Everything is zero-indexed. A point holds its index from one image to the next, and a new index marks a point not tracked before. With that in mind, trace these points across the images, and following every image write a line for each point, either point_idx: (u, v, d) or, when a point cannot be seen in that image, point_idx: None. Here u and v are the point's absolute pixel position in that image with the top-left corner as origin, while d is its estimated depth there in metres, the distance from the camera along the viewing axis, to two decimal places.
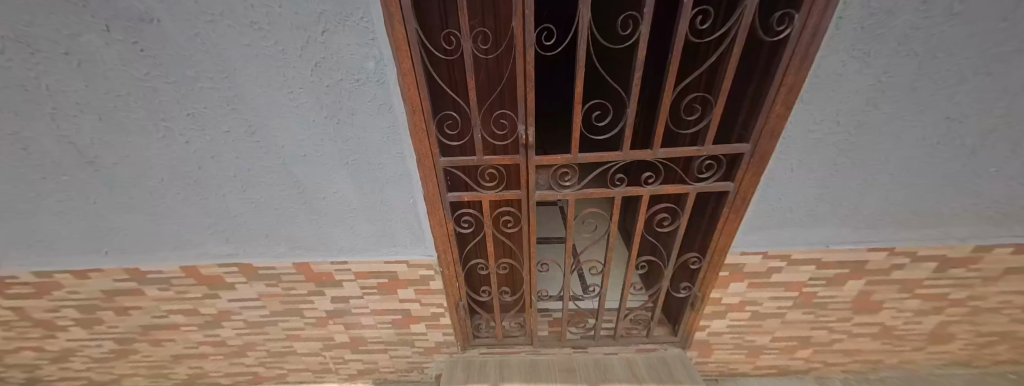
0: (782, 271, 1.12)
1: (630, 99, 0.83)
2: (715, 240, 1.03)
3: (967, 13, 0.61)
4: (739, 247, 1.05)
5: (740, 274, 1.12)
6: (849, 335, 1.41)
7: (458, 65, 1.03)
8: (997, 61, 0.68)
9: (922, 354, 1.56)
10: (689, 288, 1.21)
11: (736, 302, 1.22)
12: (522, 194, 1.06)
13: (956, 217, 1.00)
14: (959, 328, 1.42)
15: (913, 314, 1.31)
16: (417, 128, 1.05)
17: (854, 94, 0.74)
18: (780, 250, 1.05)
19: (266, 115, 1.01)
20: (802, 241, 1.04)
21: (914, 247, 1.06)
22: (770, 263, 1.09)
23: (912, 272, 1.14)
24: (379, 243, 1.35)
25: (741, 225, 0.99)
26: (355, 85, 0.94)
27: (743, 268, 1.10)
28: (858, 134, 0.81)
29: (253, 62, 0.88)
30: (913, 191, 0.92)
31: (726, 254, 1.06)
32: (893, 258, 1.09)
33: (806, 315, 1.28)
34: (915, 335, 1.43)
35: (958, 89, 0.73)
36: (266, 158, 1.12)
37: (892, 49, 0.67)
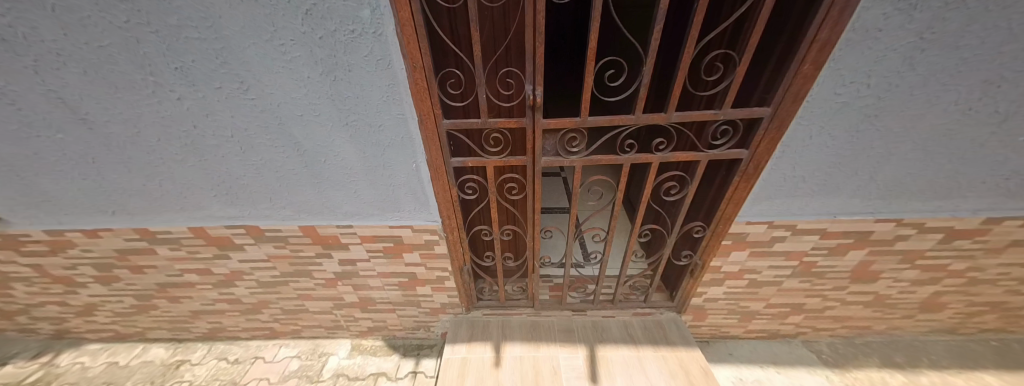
0: (785, 241, 1.12)
1: (649, 56, 0.79)
2: (721, 210, 1.03)
3: None
4: (744, 217, 1.04)
5: (742, 243, 1.13)
6: (842, 303, 1.45)
7: (460, 15, 0.97)
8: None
9: (911, 321, 1.61)
10: (690, 256, 1.23)
11: (736, 270, 1.24)
12: (528, 160, 1.04)
13: (972, 188, 0.98)
14: (952, 297, 1.45)
15: (909, 284, 1.33)
16: (419, 86, 1.00)
17: (891, 53, 0.70)
18: (786, 219, 1.05)
19: (259, 69, 0.98)
20: (809, 211, 1.03)
21: (922, 219, 1.05)
22: (774, 232, 1.09)
23: (916, 243, 1.14)
24: (383, 208, 1.35)
25: (749, 194, 0.98)
26: (349, 38, 0.90)
27: (747, 237, 1.11)
28: (887, 97, 0.77)
29: (238, 8, 0.85)
30: (931, 161, 0.89)
31: (731, 223, 1.06)
32: (899, 229, 1.08)
33: (804, 283, 1.31)
34: (907, 303, 1.47)
35: (1004, 49, 0.68)
36: (263, 117, 1.10)
37: (941, 2, 0.62)
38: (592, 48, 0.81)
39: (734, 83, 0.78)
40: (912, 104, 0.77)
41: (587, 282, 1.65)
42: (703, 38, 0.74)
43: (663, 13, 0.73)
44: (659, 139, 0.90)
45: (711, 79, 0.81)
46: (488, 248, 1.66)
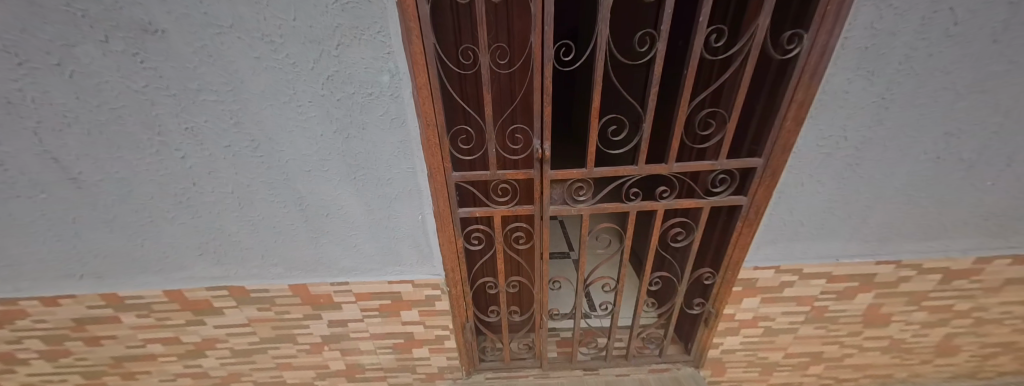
0: (794, 285, 1.12)
1: (647, 114, 0.86)
2: (729, 255, 1.03)
3: (959, 36, 0.69)
4: (752, 262, 1.04)
5: (753, 289, 1.12)
6: (859, 350, 1.41)
7: (471, 78, 1.06)
8: (989, 79, 0.74)
9: (929, 368, 1.57)
10: (702, 304, 1.20)
11: (749, 318, 1.22)
12: (535, 209, 1.05)
13: (958, 229, 1.03)
14: (964, 339, 1.44)
15: (920, 326, 1.33)
16: (431, 141, 1.05)
17: (859, 110, 0.79)
18: (792, 264, 1.06)
19: (273, 127, 1.02)
20: (812, 255, 1.05)
21: (919, 259, 1.09)
22: (782, 277, 1.09)
23: (919, 284, 1.17)
24: (383, 262, 1.30)
25: (753, 239, 0.99)
26: (366, 99, 0.97)
27: (757, 282, 1.10)
28: (864, 149, 0.83)
29: (263, 73, 0.92)
30: (918, 205, 0.95)
31: (739, 269, 1.05)
32: (900, 271, 1.11)
33: (818, 330, 1.29)
34: (922, 347, 1.45)
35: (955, 106, 0.78)
36: (269, 172, 1.11)
37: (893, 68, 0.74)
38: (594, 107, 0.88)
39: (725, 137, 0.84)
40: (890, 154, 0.84)
41: (597, 336, 1.58)
42: (694, 98, 0.83)
43: (657, 78, 0.82)
44: (662, 188, 0.93)
45: (705, 134, 0.87)
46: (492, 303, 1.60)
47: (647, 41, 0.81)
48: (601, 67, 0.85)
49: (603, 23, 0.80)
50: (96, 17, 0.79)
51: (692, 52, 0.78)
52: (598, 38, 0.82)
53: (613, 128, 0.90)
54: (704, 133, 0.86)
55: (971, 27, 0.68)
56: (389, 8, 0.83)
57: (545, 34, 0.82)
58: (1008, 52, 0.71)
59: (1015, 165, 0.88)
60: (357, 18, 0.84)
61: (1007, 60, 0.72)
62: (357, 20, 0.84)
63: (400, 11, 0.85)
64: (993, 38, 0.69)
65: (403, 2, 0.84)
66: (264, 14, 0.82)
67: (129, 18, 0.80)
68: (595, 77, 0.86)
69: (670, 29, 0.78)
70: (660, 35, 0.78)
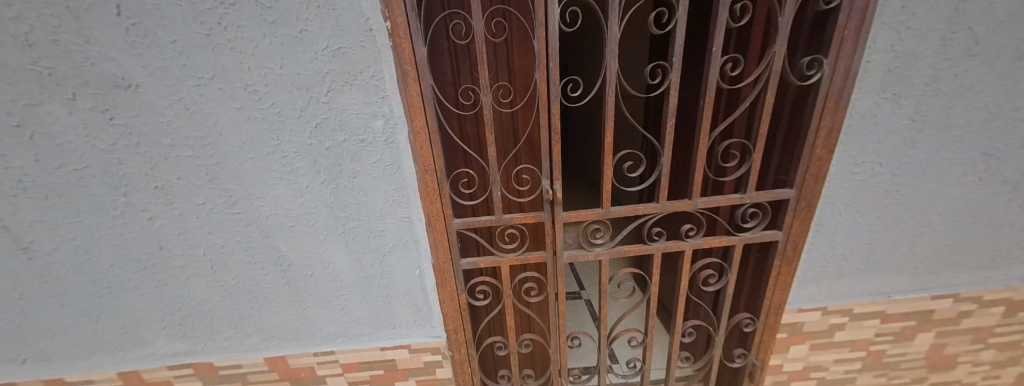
0: (845, 328, 0.98)
1: (664, 148, 0.80)
2: (768, 297, 0.91)
3: (982, 55, 0.68)
4: (795, 304, 0.92)
5: (800, 335, 0.98)
6: None
7: (471, 118, 1.02)
8: (1020, 97, 0.72)
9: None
10: (744, 356, 1.04)
11: (799, 369, 1.06)
12: (548, 256, 0.94)
13: (1014, 255, 0.95)
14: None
15: (990, 367, 1.21)
16: (429, 188, 0.94)
17: (891, 134, 0.74)
18: (840, 304, 0.93)
19: (253, 181, 0.93)
20: (862, 293, 0.92)
21: (978, 292, 0.99)
22: (831, 319, 0.95)
23: (981, 319, 1.06)
24: (375, 326, 1.14)
25: (795, 278, 0.87)
26: (358, 147, 0.90)
27: (803, 327, 0.96)
28: (901, 173, 0.78)
29: (245, 123, 0.85)
30: (972, 233, 0.89)
31: (783, 311, 0.92)
32: (959, 305, 1.01)
33: (879, 378, 1.14)
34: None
35: (990, 125, 0.74)
36: (247, 230, 0.99)
37: (921, 90, 0.71)
38: (606, 145, 0.82)
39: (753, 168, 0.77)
40: (933, 179, 0.78)
41: None
42: (714, 129, 0.76)
43: (672, 111, 0.77)
44: (688, 225, 0.84)
45: (730, 165, 0.79)
46: (502, 365, 1.42)
47: (659, 73, 0.77)
48: (611, 102, 0.80)
49: (612, 59, 0.76)
50: (65, 74, 0.74)
51: (707, 81, 0.74)
52: (606, 73, 0.78)
53: (629, 164, 0.83)
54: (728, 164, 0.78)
55: (993, 46, 0.67)
56: (384, 52, 0.80)
57: (549, 70, 0.79)
58: None
59: None
60: (351, 63, 0.81)
61: None
62: (351, 65, 0.81)
63: (395, 55, 0.82)
64: (1018, 55, 0.68)
65: (398, 45, 0.81)
66: (249, 63, 0.79)
67: (101, 74, 0.75)
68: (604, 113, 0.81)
69: (682, 60, 0.74)
70: (671, 66, 0.74)
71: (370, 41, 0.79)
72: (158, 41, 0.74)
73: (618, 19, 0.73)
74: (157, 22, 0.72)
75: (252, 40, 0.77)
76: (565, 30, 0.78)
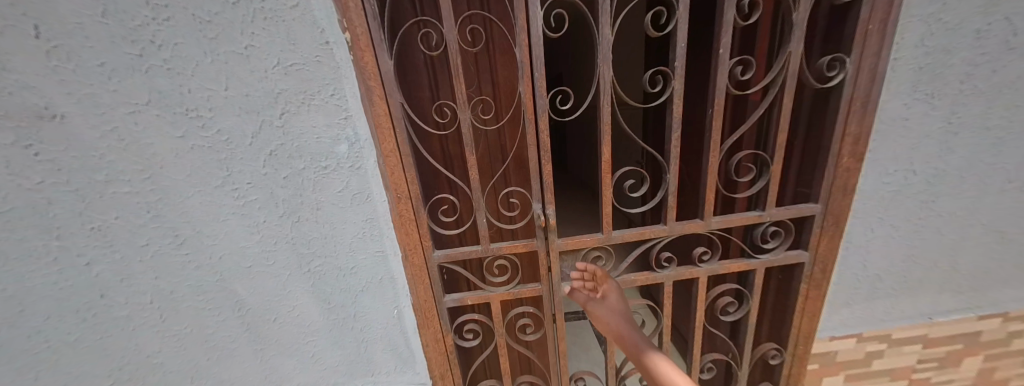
0: (884, 356, 0.88)
1: (670, 164, 0.70)
2: (796, 325, 0.82)
3: (1021, 48, 0.61)
4: (827, 332, 0.83)
5: (834, 366, 0.88)
6: None
7: (452, 137, 0.92)
8: None
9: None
10: None
11: None
12: (544, 289, 0.83)
13: None
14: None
15: None
16: (404, 217, 0.83)
17: (926, 138, 0.66)
18: (878, 330, 0.84)
19: (203, 217, 0.80)
20: (900, 317, 0.83)
21: None
22: (867, 347, 0.86)
23: None
24: (351, 373, 1.01)
25: (824, 303, 0.79)
26: (320, 175, 0.78)
27: (836, 357, 0.87)
28: (938, 182, 0.70)
29: (190, 153, 0.73)
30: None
31: (814, 341, 0.83)
32: (1009, 326, 0.90)
33: None
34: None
35: None
36: (198, 274, 0.86)
37: (956, 88, 0.64)
38: (604, 163, 0.72)
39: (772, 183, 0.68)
40: (972, 187, 0.71)
41: None
42: (726, 140, 0.67)
43: (677, 122, 0.67)
44: (702, 249, 0.73)
45: (745, 179, 0.71)
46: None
47: (659, 80, 0.67)
48: (608, 115, 0.70)
49: (605, 67, 0.67)
50: None
51: (715, 87, 0.65)
52: (598, 81, 0.68)
53: (630, 182, 0.73)
54: (744, 178, 0.70)
55: None
56: (345, 68, 0.71)
57: (535, 83, 0.69)
58: None
59: None
60: (306, 81, 0.70)
61: None
62: (306, 83, 0.70)
63: (357, 70, 0.72)
64: None
65: (360, 59, 0.71)
66: (188, 85, 0.68)
67: (20, 104, 0.63)
68: (600, 128, 0.72)
69: (686, 65, 0.65)
70: (674, 73, 0.65)
71: (327, 56, 0.69)
72: (84, 65, 0.63)
73: (611, 21, 0.64)
74: (81, 44, 0.62)
75: (190, 60, 0.66)
76: (552, 36, 0.68)
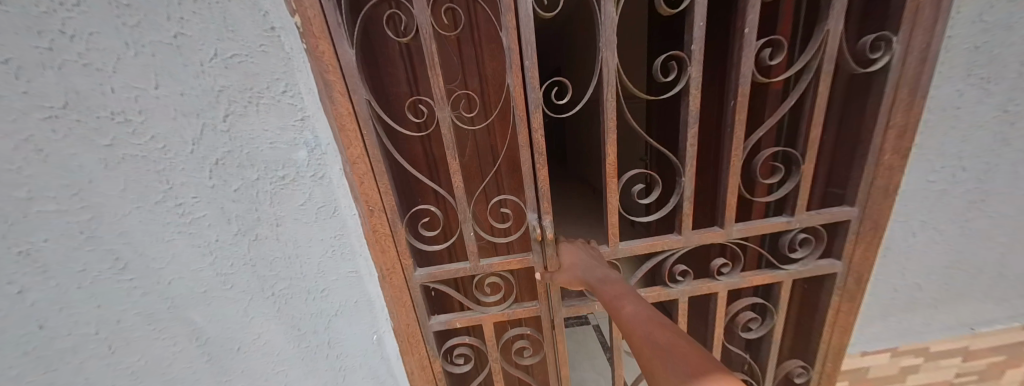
0: (919, 371, 0.92)
1: (686, 169, 0.62)
2: (824, 341, 0.83)
3: None
4: (858, 347, 0.86)
5: (865, 382, 0.91)
6: None
7: (435, 137, 0.82)
8: None
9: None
10: None
11: None
12: (543, 309, 0.74)
13: None
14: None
15: None
16: (378, 233, 0.76)
17: (979, 128, 0.63)
18: (913, 344, 0.87)
19: (146, 238, 0.61)
20: (937, 329, 0.85)
21: None
22: (903, 360, 0.89)
23: None
24: None
25: (855, 318, 0.80)
26: (277, 187, 0.67)
27: (869, 372, 0.90)
28: (988, 179, 0.68)
29: (123, 165, 0.55)
30: None
31: (844, 357, 0.85)
32: None
33: None
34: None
35: None
36: (150, 303, 0.63)
37: (1015, 71, 0.59)
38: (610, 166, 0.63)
39: (803, 186, 0.67)
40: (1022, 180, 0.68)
41: None
42: (750, 138, 0.62)
43: (694, 118, 0.58)
44: (722, 260, 0.70)
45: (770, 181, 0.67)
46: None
47: (674, 67, 0.57)
48: (611, 109, 0.60)
49: (607, 49, 0.56)
50: None
51: (737, 76, 0.57)
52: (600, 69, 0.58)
53: (639, 186, 0.66)
54: (768, 181, 0.67)
55: None
56: (297, 59, 0.61)
57: (526, 74, 0.59)
58: None
59: None
60: (252, 76, 0.59)
61: None
62: (252, 79, 0.59)
63: (314, 64, 0.64)
64: None
65: (315, 48, 0.63)
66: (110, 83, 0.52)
67: None
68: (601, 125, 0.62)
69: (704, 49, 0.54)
70: (691, 59, 0.55)
71: (275, 45, 0.58)
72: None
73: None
74: None
75: (112, 54, 0.51)
76: (543, 16, 0.57)
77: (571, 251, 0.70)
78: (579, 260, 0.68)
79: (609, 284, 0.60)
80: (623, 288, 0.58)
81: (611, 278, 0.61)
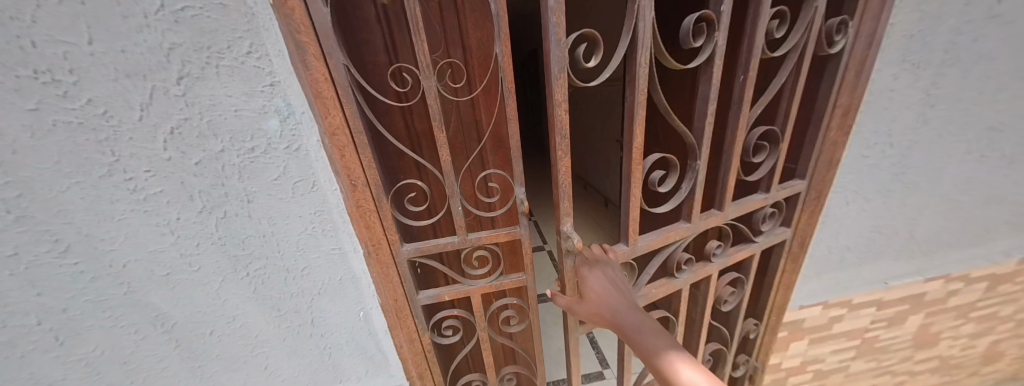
0: (844, 319, 1.09)
1: (702, 150, 0.76)
2: (772, 296, 0.99)
3: (998, 18, 0.71)
4: (797, 302, 1.02)
5: (799, 331, 1.09)
6: (911, 375, 1.30)
7: (418, 110, 0.80)
8: (1011, 76, 0.78)
9: (977, 379, 1.38)
10: (747, 358, 1.14)
11: (797, 363, 1.17)
12: (529, 278, 0.78)
13: (1001, 229, 1.01)
14: (1004, 344, 1.30)
15: (968, 339, 1.24)
16: (363, 208, 0.71)
17: (905, 109, 0.77)
18: (840, 297, 1.04)
19: (89, 217, 0.59)
20: (860, 284, 1.02)
21: (966, 270, 1.06)
22: (831, 312, 1.07)
23: (967, 296, 1.13)
24: (317, 382, 0.90)
25: (796, 277, 0.96)
26: (248, 159, 0.62)
27: (803, 323, 1.07)
28: (909, 154, 0.83)
29: (53, 135, 0.52)
30: (969, 216, 0.97)
31: (784, 311, 1.02)
32: (948, 286, 1.08)
33: (870, 363, 1.22)
34: (966, 361, 1.31)
35: (988, 107, 0.81)
36: (105, 279, 0.64)
37: (939, 58, 0.73)
38: (634, 135, 0.71)
39: (777, 166, 0.80)
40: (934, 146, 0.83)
41: None
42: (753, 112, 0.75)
43: (714, 90, 0.71)
44: (717, 242, 0.85)
45: (757, 160, 0.79)
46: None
47: (703, 30, 0.65)
48: (642, 76, 0.66)
49: (648, 8, 0.59)
50: None
51: (751, 48, 0.68)
52: (636, 23, 0.60)
53: (658, 173, 0.77)
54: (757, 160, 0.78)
55: (1008, 10, 0.71)
56: (261, 14, 0.54)
57: (550, 33, 0.58)
58: None
59: None
60: (206, 32, 0.53)
61: None
62: (207, 36, 0.53)
63: (282, 23, 0.56)
64: (1018, 29, 0.73)
65: (284, 4, 0.55)
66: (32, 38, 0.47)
67: None
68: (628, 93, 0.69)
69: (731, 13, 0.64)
70: (720, 22, 0.64)
71: None
72: None
73: None
74: None
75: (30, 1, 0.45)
76: None
77: (596, 282, 0.76)
78: (604, 293, 0.74)
79: (644, 330, 0.67)
80: (667, 341, 0.63)
81: (649, 329, 0.67)
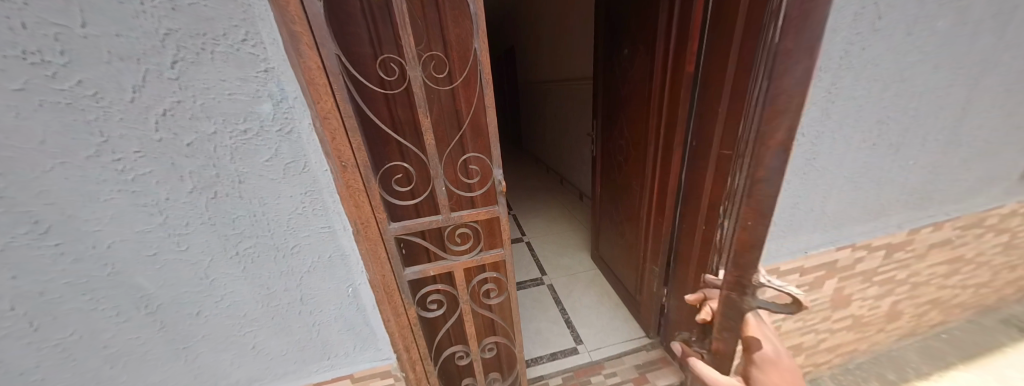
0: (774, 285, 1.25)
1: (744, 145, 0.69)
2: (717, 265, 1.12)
3: (881, 31, 0.87)
4: None
5: None
6: (831, 333, 1.49)
7: (402, 100, 0.85)
8: (893, 77, 0.95)
9: (883, 335, 1.61)
10: None
11: None
12: (507, 253, 0.92)
13: (895, 205, 1.20)
14: (902, 304, 1.53)
15: (874, 299, 1.45)
16: (352, 189, 0.76)
17: (813, 105, 0.92)
18: (770, 265, 1.19)
19: (72, 198, 0.60)
20: (785, 254, 1.18)
21: (869, 239, 1.24)
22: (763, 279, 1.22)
23: (870, 262, 1.31)
24: (303, 360, 0.93)
25: None
26: (240, 141, 0.66)
27: None
28: (818, 142, 0.98)
29: (38, 115, 0.55)
30: (868, 194, 1.14)
31: None
32: (856, 254, 1.26)
33: (797, 323, 1.40)
34: (874, 319, 1.52)
35: (877, 102, 0.97)
36: (85, 259, 0.65)
37: (837, 63, 0.88)
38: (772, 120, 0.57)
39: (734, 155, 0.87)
40: (836, 132, 1.00)
41: (595, 373, 1.58)
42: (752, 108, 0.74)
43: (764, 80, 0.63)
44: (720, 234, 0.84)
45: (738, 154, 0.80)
46: (467, 375, 1.23)
47: None
48: None
49: None
50: None
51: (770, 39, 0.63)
52: None
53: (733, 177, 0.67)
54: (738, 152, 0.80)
55: (887, 24, 0.86)
56: (257, 6, 0.59)
57: None
58: (910, 48, 0.91)
59: (926, 146, 1.09)
60: (201, 20, 0.57)
61: (909, 57, 0.93)
62: (203, 23, 0.57)
63: (278, 14, 0.60)
64: (895, 39, 0.89)
65: None
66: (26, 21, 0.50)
67: None
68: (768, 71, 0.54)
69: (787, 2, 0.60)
70: None
71: None
72: None
73: None
74: None
75: None
76: None
77: (782, 373, 0.56)
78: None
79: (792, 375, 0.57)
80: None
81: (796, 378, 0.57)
